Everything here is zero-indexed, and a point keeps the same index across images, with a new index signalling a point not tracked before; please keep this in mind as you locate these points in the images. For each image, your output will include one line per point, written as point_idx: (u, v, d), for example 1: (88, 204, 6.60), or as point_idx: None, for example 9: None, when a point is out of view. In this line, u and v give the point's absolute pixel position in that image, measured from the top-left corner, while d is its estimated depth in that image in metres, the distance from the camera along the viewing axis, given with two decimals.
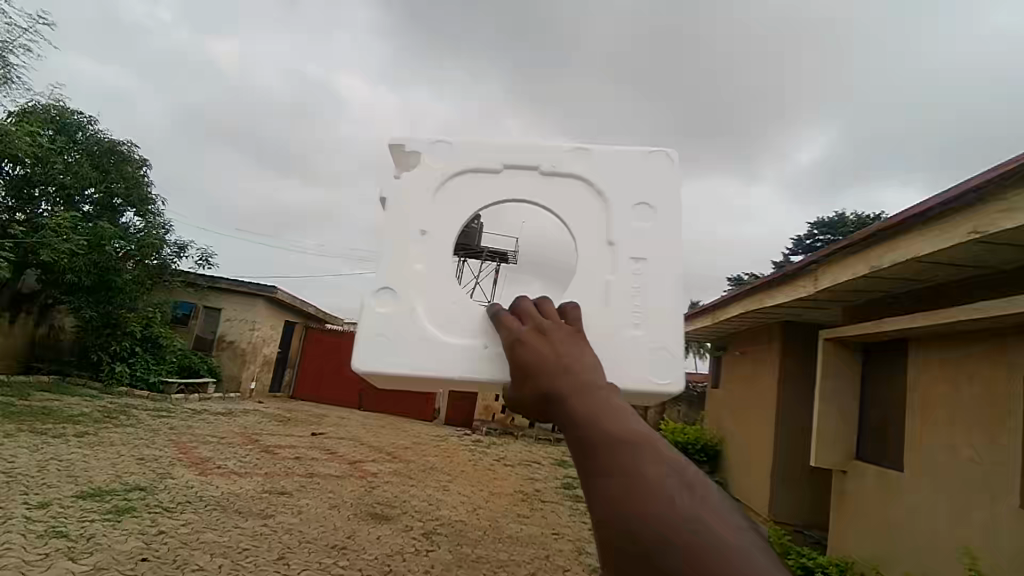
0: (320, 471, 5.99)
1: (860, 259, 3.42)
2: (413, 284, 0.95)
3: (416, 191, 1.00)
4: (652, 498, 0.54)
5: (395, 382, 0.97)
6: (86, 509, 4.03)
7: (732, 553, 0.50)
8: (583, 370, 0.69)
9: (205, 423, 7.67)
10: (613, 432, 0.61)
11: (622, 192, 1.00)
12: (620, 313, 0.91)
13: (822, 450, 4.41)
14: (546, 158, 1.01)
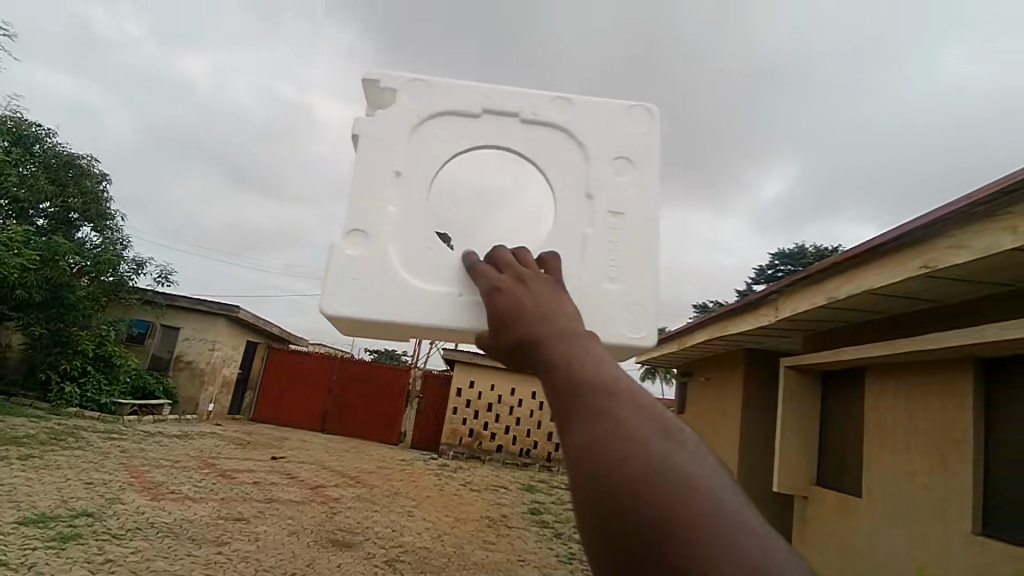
0: (280, 496, 5.81)
1: (819, 289, 3.52)
2: (387, 228, 0.94)
3: (392, 127, 0.99)
4: (626, 444, 0.53)
5: (360, 327, 0.96)
6: (28, 536, 3.83)
7: (702, 502, 0.49)
8: (561, 318, 0.68)
9: (159, 446, 7.39)
10: (588, 377, 0.60)
11: (602, 145, 1.01)
12: (596, 267, 0.93)
13: (783, 474, 4.49)
14: (527, 104, 1.02)
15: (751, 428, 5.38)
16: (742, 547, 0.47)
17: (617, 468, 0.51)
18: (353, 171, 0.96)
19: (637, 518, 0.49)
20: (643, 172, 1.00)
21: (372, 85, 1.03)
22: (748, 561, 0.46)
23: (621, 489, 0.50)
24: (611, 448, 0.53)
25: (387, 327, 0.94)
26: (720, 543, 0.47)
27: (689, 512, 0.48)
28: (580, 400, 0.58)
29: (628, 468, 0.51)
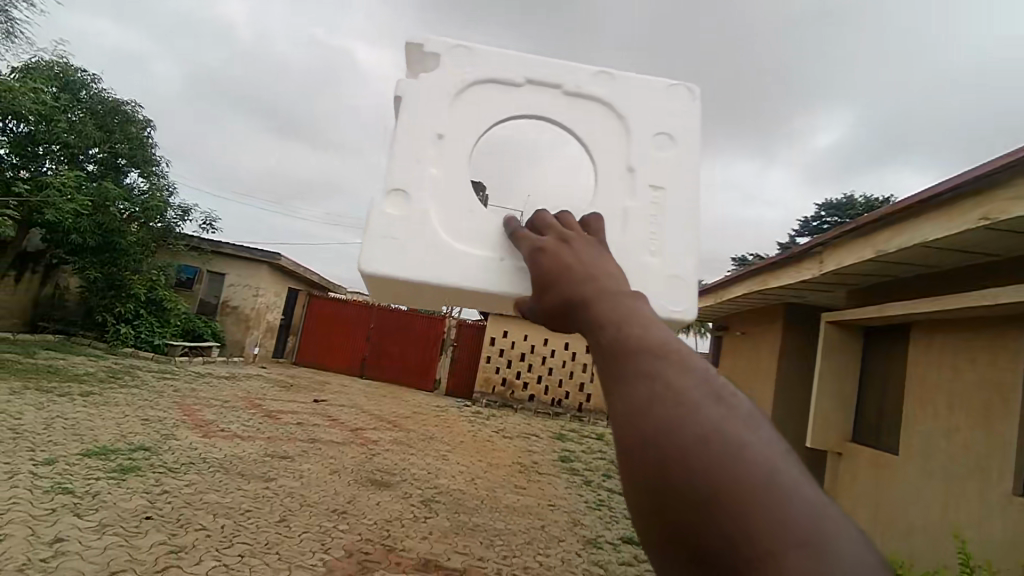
0: (322, 437, 6.07)
1: (867, 242, 3.41)
2: (428, 192, 0.92)
3: (434, 91, 0.96)
4: (675, 410, 0.52)
5: (394, 288, 0.94)
6: (91, 467, 4.11)
7: (753, 470, 0.48)
8: (606, 278, 0.67)
9: (209, 387, 7.78)
10: (634, 340, 0.59)
11: (644, 122, 0.98)
12: (640, 239, 0.91)
13: (817, 431, 4.45)
14: (569, 77, 1.00)
15: (787, 383, 5.33)
16: (798, 512, 0.46)
17: (666, 437, 0.51)
18: (394, 133, 0.94)
19: (683, 486, 0.48)
20: (684, 145, 0.97)
21: (414, 48, 1.00)
22: (800, 524, 0.45)
23: (670, 457, 0.50)
24: (658, 414, 0.52)
25: (423, 289, 0.92)
26: (770, 514, 0.46)
27: (740, 481, 0.47)
28: (626, 361, 0.57)
29: (677, 437, 0.50)
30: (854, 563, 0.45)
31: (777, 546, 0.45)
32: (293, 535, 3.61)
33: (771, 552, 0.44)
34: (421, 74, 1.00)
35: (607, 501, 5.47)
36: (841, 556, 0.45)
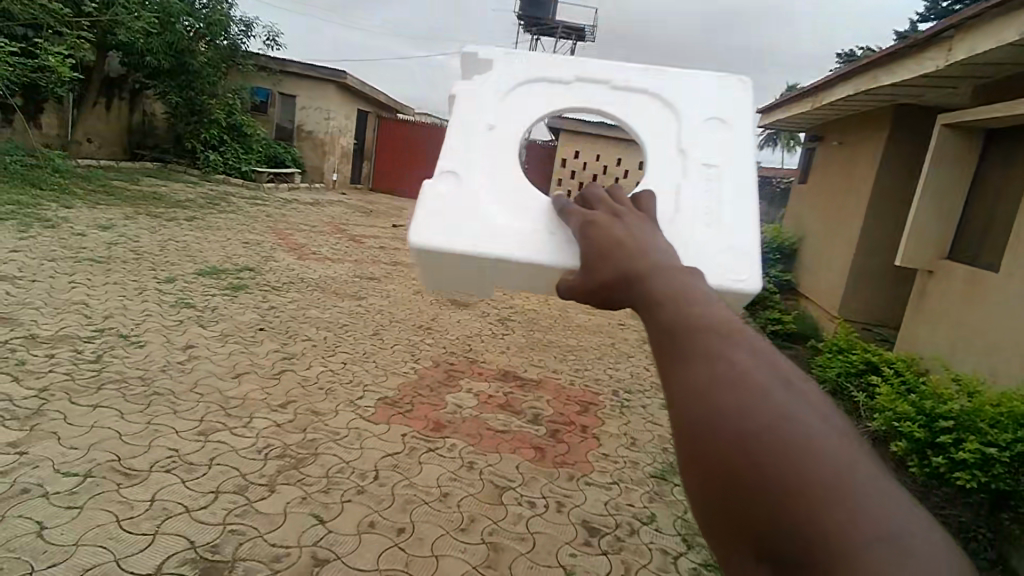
0: (404, 260, 6.43)
1: (1008, 22, 2.87)
2: (476, 173, 0.98)
3: (488, 91, 1.07)
4: (741, 395, 0.49)
5: (444, 267, 0.95)
6: (207, 286, 4.81)
7: (828, 461, 0.45)
8: (661, 257, 0.65)
9: (297, 211, 8.25)
10: (695, 319, 0.57)
11: (695, 109, 1.05)
12: (690, 214, 0.93)
13: (910, 249, 4.23)
14: (618, 75, 1.10)
15: (882, 196, 4.99)
16: (873, 506, 0.44)
17: (731, 424, 0.48)
18: (449, 127, 1.03)
19: (748, 477, 0.46)
20: (726, 124, 1.07)
21: (469, 58, 1.12)
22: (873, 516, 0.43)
23: (735, 445, 0.47)
24: (722, 399, 0.50)
25: (471, 266, 0.92)
26: (845, 509, 0.43)
27: (809, 469, 0.45)
28: (688, 342, 0.55)
29: (743, 424, 0.48)
30: (925, 557, 0.43)
31: (851, 543, 0.42)
32: (386, 356, 4.10)
33: (846, 549, 0.42)
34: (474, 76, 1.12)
35: None
36: (914, 551, 0.43)
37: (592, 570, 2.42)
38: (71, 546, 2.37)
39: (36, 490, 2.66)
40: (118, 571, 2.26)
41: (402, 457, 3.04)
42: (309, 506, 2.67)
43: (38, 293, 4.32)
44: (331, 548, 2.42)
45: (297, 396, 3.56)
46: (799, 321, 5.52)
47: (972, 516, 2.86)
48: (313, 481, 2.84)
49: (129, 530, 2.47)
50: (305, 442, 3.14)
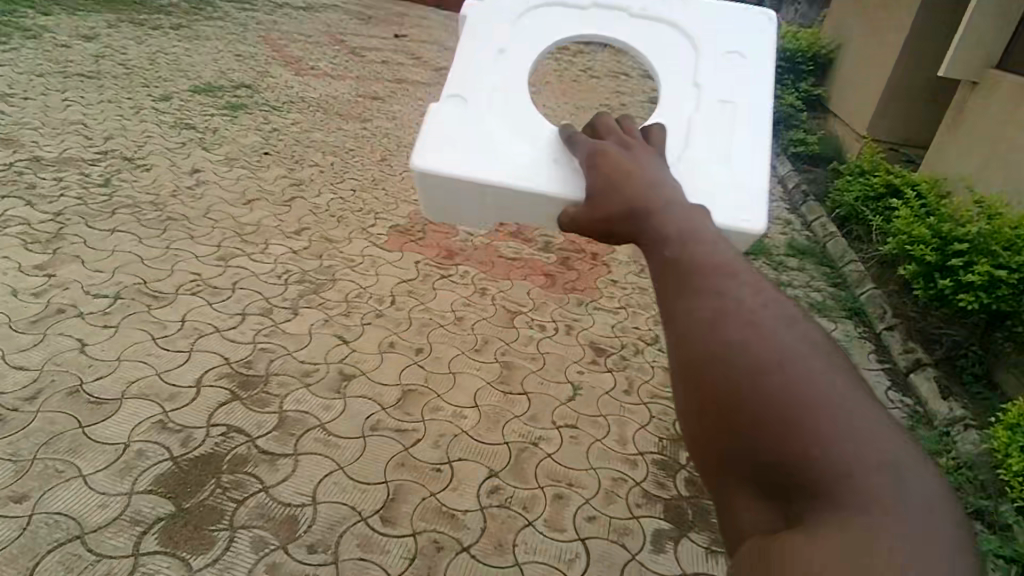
0: (409, 76, 6.04)
1: None
2: (479, 100, 1.28)
3: (515, 14, 1.40)
4: (747, 330, 0.51)
5: (441, 191, 1.22)
6: (204, 105, 4.63)
7: (832, 400, 0.47)
8: (669, 194, 0.69)
9: (290, 19, 7.61)
10: (702, 257, 0.59)
11: (711, 46, 1.36)
12: (697, 143, 1.23)
13: (958, 65, 3.90)
14: (638, 5, 1.43)
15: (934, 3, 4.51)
16: (875, 444, 0.46)
17: (736, 357, 0.50)
18: (465, 52, 1.35)
19: (753, 413, 0.48)
20: (736, 66, 1.33)
21: None
22: (857, 440, 0.45)
23: (740, 380, 0.49)
24: (727, 334, 0.52)
25: (464, 188, 1.19)
26: (847, 442, 0.45)
27: (812, 407, 0.47)
28: (686, 277, 0.57)
29: (748, 359, 0.50)
30: (910, 476, 0.45)
31: (851, 473, 0.44)
32: (395, 184, 4.08)
33: (848, 482, 0.44)
34: None
35: None
36: (914, 485, 0.45)
37: (599, 386, 2.60)
38: (115, 362, 2.55)
39: (71, 311, 2.80)
40: (162, 384, 2.46)
41: (418, 282, 3.14)
42: (332, 328, 2.81)
43: (33, 112, 4.18)
44: (355, 365, 2.59)
45: (310, 223, 3.58)
46: (822, 143, 5.31)
47: (965, 335, 3.19)
48: (333, 305, 2.96)
49: (165, 348, 2.64)
50: (322, 268, 3.22)
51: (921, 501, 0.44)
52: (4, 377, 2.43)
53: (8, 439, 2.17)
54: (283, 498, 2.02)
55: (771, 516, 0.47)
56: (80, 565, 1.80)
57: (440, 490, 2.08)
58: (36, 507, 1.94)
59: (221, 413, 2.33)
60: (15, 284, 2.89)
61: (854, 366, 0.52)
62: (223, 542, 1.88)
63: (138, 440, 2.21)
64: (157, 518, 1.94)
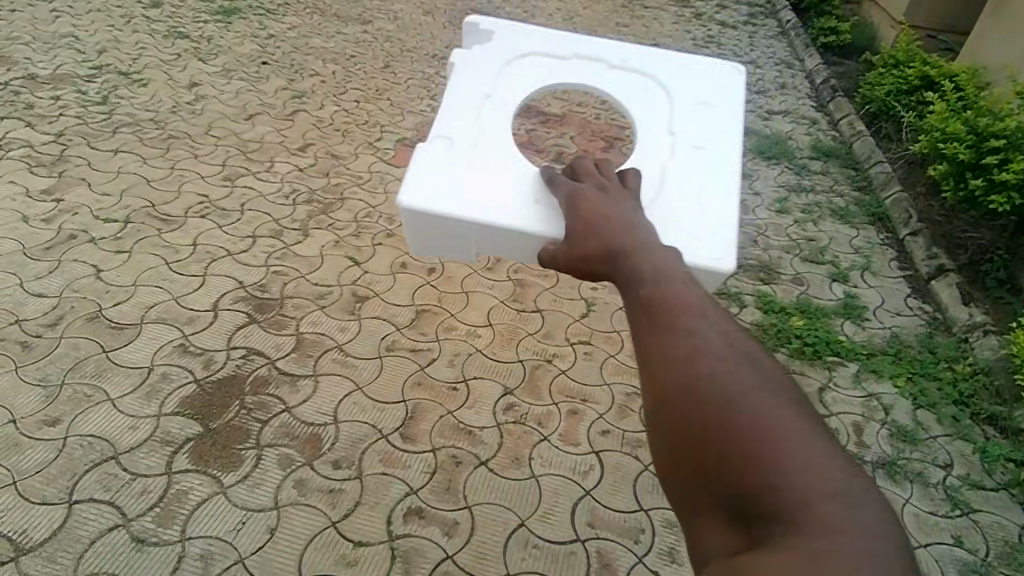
0: None
1: None
2: (465, 139, 1.44)
3: (501, 63, 1.60)
4: (711, 367, 0.65)
5: (429, 226, 1.37)
6: (196, 11, 4.39)
7: (777, 425, 0.59)
8: (651, 250, 0.86)
9: None
10: (678, 303, 0.74)
11: (683, 98, 1.59)
12: (671, 187, 1.41)
13: None
14: (616, 58, 1.67)
15: None
16: (812, 463, 0.57)
17: (701, 389, 0.63)
18: (455, 96, 1.52)
19: (713, 438, 0.60)
20: (706, 116, 1.55)
21: (480, 30, 1.65)
22: (808, 466, 0.56)
23: (704, 407, 0.62)
24: (695, 369, 0.65)
25: (451, 225, 1.34)
26: (787, 462, 0.57)
27: (759, 432, 0.59)
28: (662, 316, 0.72)
29: (710, 391, 0.63)
30: (856, 504, 0.55)
31: (789, 489, 0.56)
32: (400, 93, 3.91)
33: (787, 497, 0.55)
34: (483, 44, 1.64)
35: (715, 39, 5.27)
36: (845, 502, 0.55)
37: (613, 302, 2.58)
38: (131, 287, 2.57)
39: (83, 236, 2.79)
40: (179, 309, 2.48)
41: None
42: (343, 249, 2.79)
43: (21, 24, 4.00)
44: (368, 287, 2.59)
45: (315, 138, 3.47)
46: (855, 31, 4.97)
47: (992, 238, 3.11)
48: (343, 226, 2.93)
49: (180, 273, 2.65)
50: (330, 187, 3.16)
51: (849, 512, 0.55)
52: (25, 305, 2.46)
53: (36, 366, 2.22)
54: (305, 418, 2.07)
55: (729, 534, 0.58)
56: (117, 483, 1.88)
57: (457, 408, 2.12)
58: (70, 430, 2.02)
59: (239, 336, 2.36)
60: (25, 210, 2.87)
61: (800, 398, 0.65)
62: (250, 460, 1.95)
63: (161, 364, 2.25)
64: (186, 438, 2.01)
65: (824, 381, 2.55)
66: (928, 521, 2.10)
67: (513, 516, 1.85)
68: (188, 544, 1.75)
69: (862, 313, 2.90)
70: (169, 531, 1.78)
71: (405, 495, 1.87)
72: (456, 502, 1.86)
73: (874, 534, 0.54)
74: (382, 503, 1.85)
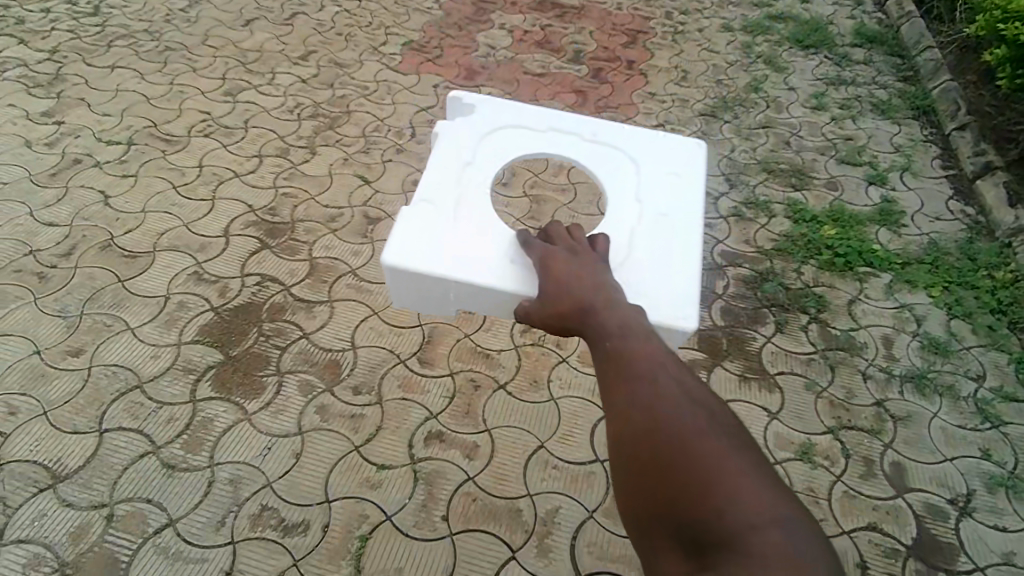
0: None
1: None
2: (443, 202, 1.47)
3: (478, 133, 1.64)
4: (669, 410, 0.76)
5: (409, 283, 1.40)
6: None
7: (728, 462, 0.69)
8: (621, 312, 0.99)
9: None
10: (643, 358, 0.86)
11: (652, 168, 1.61)
12: (637, 252, 1.43)
13: None
14: (589, 128, 1.71)
15: None
16: (757, 494, 0.66)
17: (663, 428, 0.74)
18: (434, 164, 1.56)
19: (672, 468, 0.70)
20: (676, 184, 1.58)
21: (458, 99, 1.69)
22: (749, 491, 0.66)
23: (666, 441, 0.73)
24: (660, 411, 0.76)
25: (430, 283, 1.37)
26: (734, 490, 0.66)
27: (711, 464, 0.69)
28: (626, 370, 0.84)
29: (671, 430, 0.74)
30: (795, 533, 0.63)
31: (735, 513, 0.64)
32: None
33: (734, 521, 0.63)
34: (462, 114, 1.68)
35: None
36: (786, 532, 0.62)
37: None
38: (140, 214, 2.51)
39: (87, 161, 2.71)
40: (190, 235, 2.43)
41: (438, 110, 3.02)
42: (352, 168, 2.72)
43: None
44: (380, 208, 2.55)
45: (316, 46, 3.29)
46: None
47: None
48: (351, 142, 2.83)
49: (188, 197, 2.58)
50: (335, 99, 3.02)
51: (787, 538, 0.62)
52: (37, 234, 2.43)
53: (55, 297, 2.21)
54: (323, 344, 2.06)
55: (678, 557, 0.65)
56: (144, 412, 1.89)
57: (475, 331, 2.10)
58: (93, 361, 2.02)
59: (253, 262, 2.33)
60: (27, 134, 2.78)
61: (748, 444, 0.74)
62: (272, 387, 1.95)
63: (177, 293, 2.23)
64: (208, 366, 2.01)
65: (854, 294, 2.44)
66: (956, 434, 2.05)
67: (532, 439, 1.85)
68: (217, 469, 1.77)
69: (899, 220, 2.74)
70: (198, 457, 1.79)
71: (425, 419, 1.87)
72: (475, 426, 1.87)
73: (811, 549, 0.62)
74: (402, 428, 1.86)
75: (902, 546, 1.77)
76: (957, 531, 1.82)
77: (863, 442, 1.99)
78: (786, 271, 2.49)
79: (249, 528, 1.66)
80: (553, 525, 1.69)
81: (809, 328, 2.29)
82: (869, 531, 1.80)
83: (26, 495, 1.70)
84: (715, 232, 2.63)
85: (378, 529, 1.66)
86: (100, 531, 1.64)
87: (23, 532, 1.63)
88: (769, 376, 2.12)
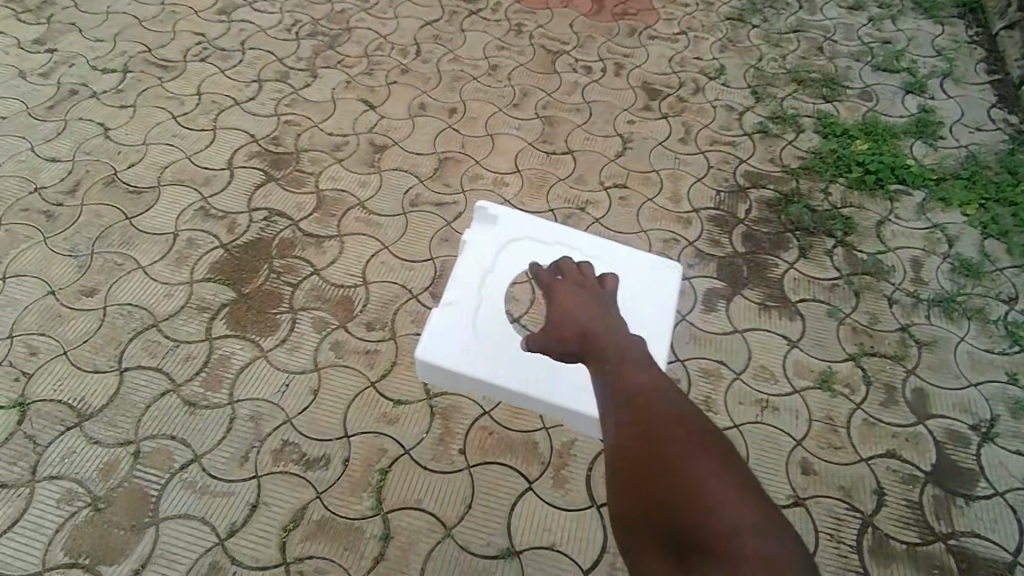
0: None
1: None
2: (464, 318, 1.78)
3: (496, 249, 1.90)
4: (656, 426, 0.95)
5: (433, 377, 1.78)
6: None
7: (703, 469, 0.86)
8: (621, 341, 1.22)
9: None
10: (638, 382, 1.07)
11: (642, 296, 1.84)
12: None
13: None
14: (591, 247, 1.91)
15: None
16: (727, 498, 0.81)
17: (653, 441, 0.92)
18: (459, 276, 1.85)
19: (657, 475, 0.88)
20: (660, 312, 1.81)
21: (483, 210, 1.92)
22: (719, 492, 0.82)
23: (653, 453, 0.91)
24: (650, 428, 0.95)
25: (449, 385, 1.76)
26: (708, 494, 0.82)
27: (691, 471, 0.85)
28: (627, 392, 1.05)
29: (659, 443, 0.91)
30: (757, 529, 0.78)
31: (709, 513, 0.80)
32: None
33: (707, 516, 0.79)
34: (485, 221, 1.92)
35: None
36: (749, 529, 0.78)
37: (651, 136, 2.51)
38: (142, 147, 2.42)
39: (83, 91, 2.60)
40: (194, 168, 2.35)
41: (443, 26, 2.86)
42: (355, 92, 2.60)
43: None
44: (386, 135, 2.46)
45: None
46: None
47: None
48: (353, 63, 2.70)
49: (189, 128, 2.49)
50: (335, 16, 2.87)
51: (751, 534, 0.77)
52: (40, 170, 2.34)
53: (64, 236, 2.15)
54: (334, 281, 2.03)
55: (661, 551, 0.81)
56: (162, 351, 1.88)
57: None
58: (108, 301, 1.99)
59: (259, 196, 2.27)
60: (20, 65, 2.67)
61: (726, 452, 0.91)
62: (286, 324, 1.94)
63: (186, 229, 2.18)
64: (221, 304, 1.98)
65: (884, 215, 2.32)
66: (983, 359, 1.98)
67: None
68: (238, 406, 1.76)
69: (936, 132, 2.57)
70: (217, 395, 1.79)
71: None
72: None
73: (768, 541, 0.77)
74: (416, 364, 1.85)
75: (919, 473, 1.74)
76: (977, 457, 1.78)
77: (885, 369, 1.94)
78: (812, 192, 2.37)
79: (272, 463, 1.67)
80: (568, 457, 1.70)
81: (834, 253, 2.20)
82: (886, 458, 1.76)
83: (54, 434, 1.70)
84: (739, 150, 2.49)
85: (396, 462, 1.68)
86: (129, 467, 1.65)
87: (55, 469, 1.64)
88: (789, 305, 2.06)
